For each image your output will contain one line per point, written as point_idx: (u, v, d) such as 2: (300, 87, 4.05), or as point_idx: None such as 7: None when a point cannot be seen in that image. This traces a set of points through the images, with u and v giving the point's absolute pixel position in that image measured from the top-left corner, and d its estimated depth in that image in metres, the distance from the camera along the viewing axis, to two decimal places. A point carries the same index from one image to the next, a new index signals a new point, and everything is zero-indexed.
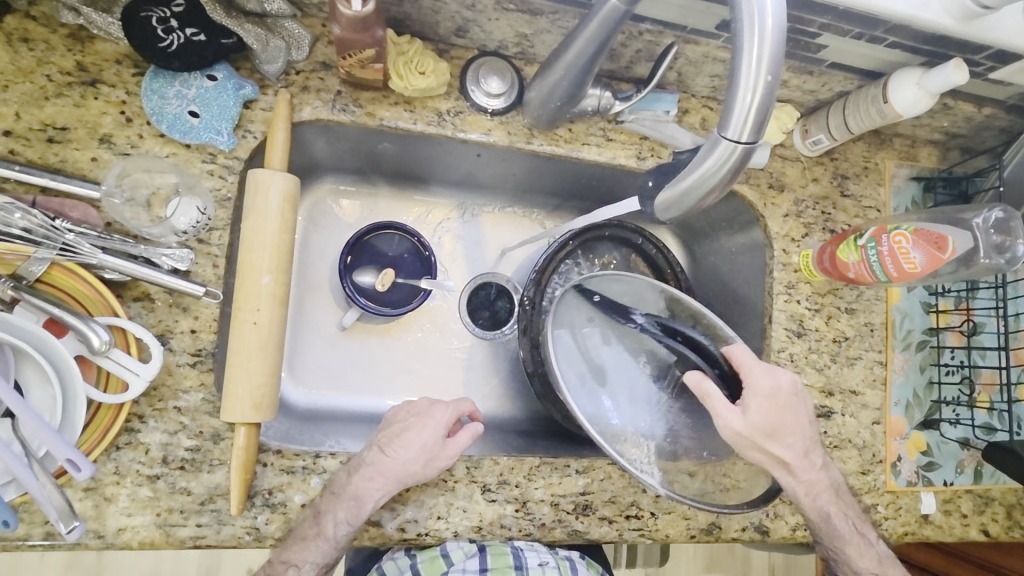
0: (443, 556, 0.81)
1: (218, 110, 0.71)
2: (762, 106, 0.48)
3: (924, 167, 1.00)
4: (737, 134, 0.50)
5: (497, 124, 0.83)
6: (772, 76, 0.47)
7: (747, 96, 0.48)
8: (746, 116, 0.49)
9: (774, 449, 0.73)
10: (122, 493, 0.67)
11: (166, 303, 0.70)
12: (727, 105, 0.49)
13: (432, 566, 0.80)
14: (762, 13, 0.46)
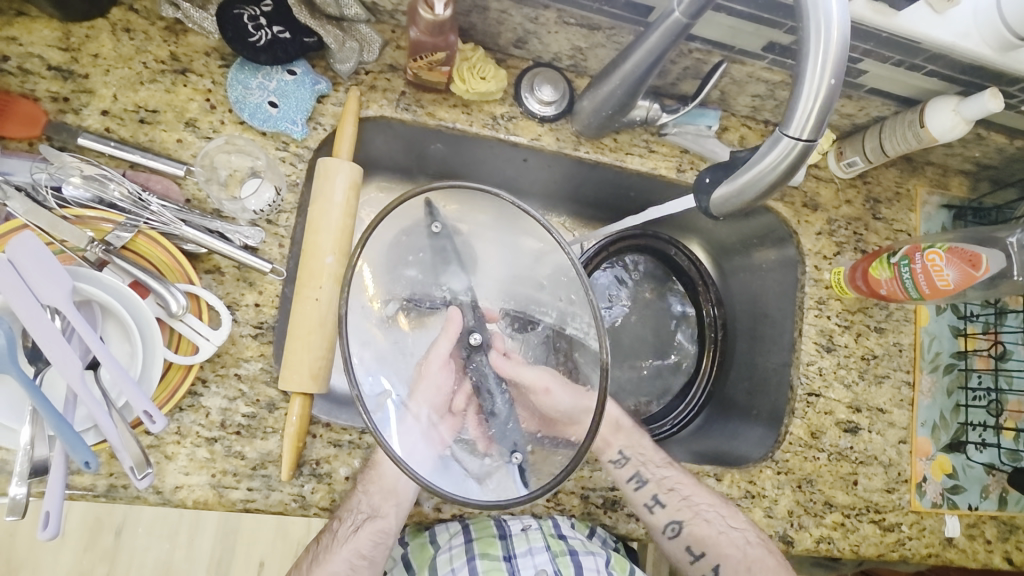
0: (431, 542, 0.85)
1: (295, 102, 0.77)
2: (822, 109, 0.52)
3: (954, 196, 1.03)
4: (797, 135, 0.54)
5: (547, 131, 0.88)
6: (834, 83, 0.51)
7: (809, 101, 0.52)
8: (807, 118, 0.53)
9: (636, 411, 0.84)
10: (181, 452, 0.70)
11: (234, 277, 0.74)
12: (789, 108, 0.53)
13: (422, 553, 0.85)
14: (829, 24, 0.50)
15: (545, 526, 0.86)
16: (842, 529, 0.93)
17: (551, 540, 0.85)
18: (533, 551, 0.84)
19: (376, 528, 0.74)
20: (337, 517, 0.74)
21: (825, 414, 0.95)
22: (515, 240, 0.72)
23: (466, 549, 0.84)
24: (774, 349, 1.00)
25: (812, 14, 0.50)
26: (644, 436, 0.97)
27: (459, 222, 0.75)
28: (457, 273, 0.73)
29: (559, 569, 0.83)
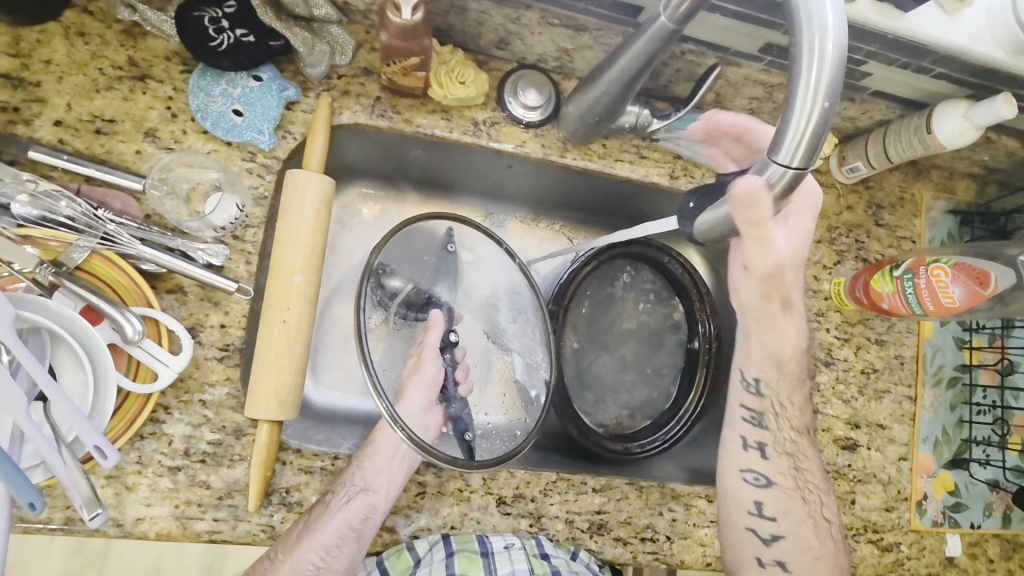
0: (409, 550, 0.76)
1: (261, 110, 0.73)
2: (815, 132, 0.47)
3: (961, 200, 0.98)
4: (787, 161, 0.49)
5: (532, 136, 0.83)
6: (828, 105, 0.46)
7: (799, 125, 0.47)
8: (798, 144, 0.48)
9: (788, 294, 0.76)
10: (143, 483, 0.67)
11: (198, 297, 0.71)
12: (779, 132, 0.49)
13: (399, 562, 0.76)
14: (824, 38, 0.45)
15: (528, 546, 0.78)
16: None
17: (535, 561, 0.77)
18: (515, 574, 0.75)
19: (368, 502, 0.72)
20: (332, 492, 0.72)
21: (821, 432, 0.91)
22: (504, 268, 0.88)
23: (445, 564, 0.75)
24: None
25: (806, 26, 0.46)
26: (634, 452, 0.94)
27: (462, 247, 0.89)
28: (447, 282, 0.89)
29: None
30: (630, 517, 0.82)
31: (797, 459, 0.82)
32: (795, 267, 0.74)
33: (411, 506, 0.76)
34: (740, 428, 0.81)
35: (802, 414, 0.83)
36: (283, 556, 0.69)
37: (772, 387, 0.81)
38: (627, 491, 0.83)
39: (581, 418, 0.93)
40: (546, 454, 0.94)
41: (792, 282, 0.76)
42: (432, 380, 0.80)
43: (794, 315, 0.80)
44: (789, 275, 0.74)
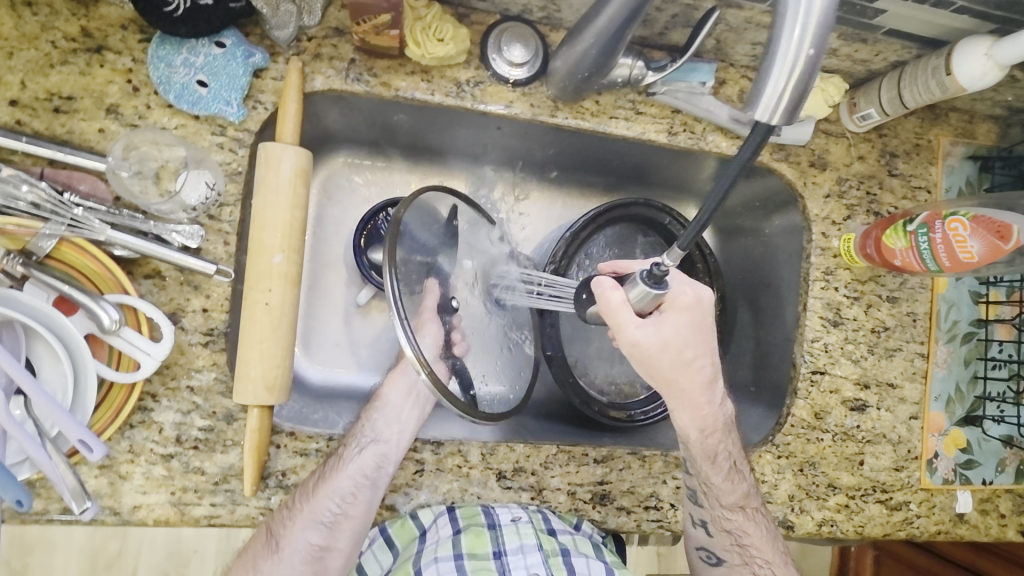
0: (413, 520, 0.76)
1: (227, 79, 0.68)
2: (799, 85, 0.43)
3: (982, 144, 0.92)
4: (767, 120, 0.44)
5: (520, 96, 0.78)
6: (812, 57, 0.42)
7: (781, 80, 0.43)
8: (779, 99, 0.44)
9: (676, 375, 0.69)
10: (136, 471, 0.66)
11: (177, 281, 0.68)
12: (755, 88, 0.44)
13: (404, 531, 0.76)
14: None
15: (535, 520, 0.77)
16: (846, 511, 0.88)
17: (542, 537, 0.75)
18: (524, 549, 0.74)
19: (380, 451, 0.73)
20: (344, 444, 0.73)
21: (830, 393, 0.89)
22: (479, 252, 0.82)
23: (452, 542, 0.73)
24: (778, 322, 0.93)
25: None
26: (637, 420, 0.91)
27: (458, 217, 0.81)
28: (448, 250, 0.77)
29: (552, 572, 0.75)
30: (633, 486, 0.81)
31: (739, 536, 0.77)
32: (674, 352, 0.66)
33: (410, 484, 0.75)
34: (687, 506, 0.79)
35: (733, 491, 0.77)
36: (300, 505, 0.68)
37: (693, 464, 0.76)
38: (629, 460, 0.81)
39: (582, 387, 0.89)
40: (548, 423, 0.93)
41: (680, 363, 0.68)
42: (436, 337, 0.70)
43: (691, 407, 0.72)
44: (667, 361, 0.67)
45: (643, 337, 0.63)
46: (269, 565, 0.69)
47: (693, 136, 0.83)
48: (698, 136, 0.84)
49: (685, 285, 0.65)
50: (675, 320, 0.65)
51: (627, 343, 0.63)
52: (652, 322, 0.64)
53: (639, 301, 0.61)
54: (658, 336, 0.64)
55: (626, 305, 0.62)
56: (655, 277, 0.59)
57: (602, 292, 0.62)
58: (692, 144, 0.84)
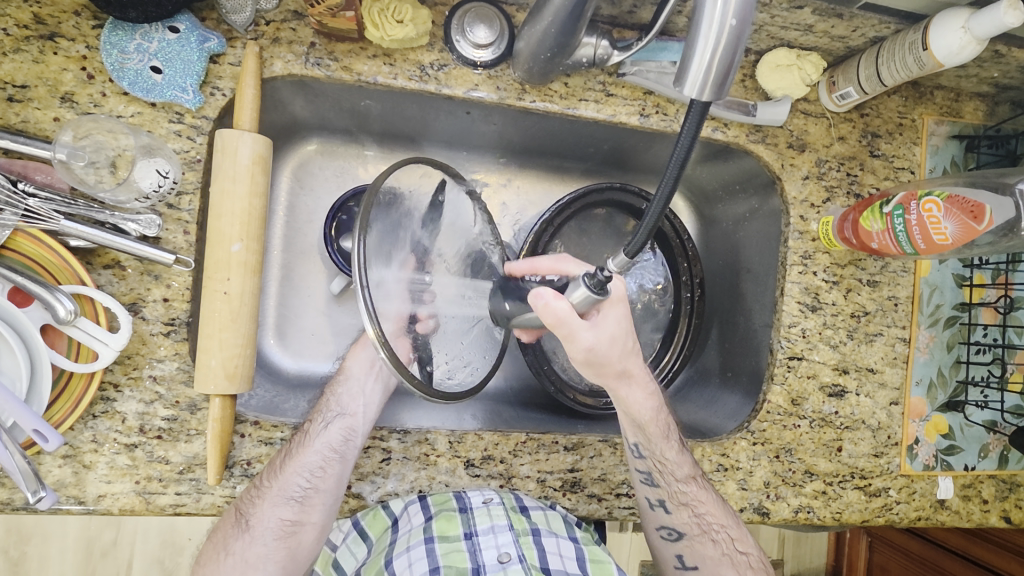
0: (385, 510, 0.76)
1: (182, 65, 0.67)
2: (726, 57, 0.42)
3: (968, 124, 0.89)
4: (698, 94, 0.43)
5: (485, 79, 0.77)
6: (736, 30, 0.42)
7: (708, 49, 0.42)
8: (710, 68, 0.43)
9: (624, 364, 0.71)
10: (100, 461, 0.67)
11: (137, 271, 0.67)
12: (684, 61, 0.44)
13: (376, 522, 0.76)
14: None
15: (507, 500, 0.75)
16: (823, 498, 0.87)
17: (514, 516, 0.74)
18: (495, 530, 0.72)
19: (347, 424, 0.73)
20: (309, 421, 0.73)
21: (808, 379, 0.88)
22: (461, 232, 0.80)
23: (423, 528, 0.72)
24: (756, 308, 0.92)
25: None
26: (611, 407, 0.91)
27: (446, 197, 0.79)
28: (428, 225, 0.76)
29: (524, 552, 0.72)
30: (605, 473, 0.80)
31: (695, 507, 0.77)
32: (621, 344, 0.68)
33: (377, 472, 0.75)
34: (641, 490, 0.78)
35: (684, 463, 0.77)
36: (268, 483, 0.69)
37: (645, 445, 0.76)
38: (600, 447, 0.81)
39: (557, 374, 0.88)
40: (523, 411, 0.93)
41: (624, 353, 0.70)
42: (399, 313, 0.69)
43: (638, 383, 0.74)
44: (616, 354, 0.68)
45: (593, 340, 0.64)
46: (240, 545, 0.68)
47: (665, 118, 0.81)
48: (671, 118, 0.82)
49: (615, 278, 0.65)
50: (614, 314, 0.65)
51: (581, 348, 0.64)
52: (597, 323, 0.64)
53: (583, 306, 0.61)
54: (603, 334, 0.65)
55: (574, 313, 0.61)
56: (598, 282, 0.58)
57: (548, 306, 0.60)
58: (665, 126, 0.82)
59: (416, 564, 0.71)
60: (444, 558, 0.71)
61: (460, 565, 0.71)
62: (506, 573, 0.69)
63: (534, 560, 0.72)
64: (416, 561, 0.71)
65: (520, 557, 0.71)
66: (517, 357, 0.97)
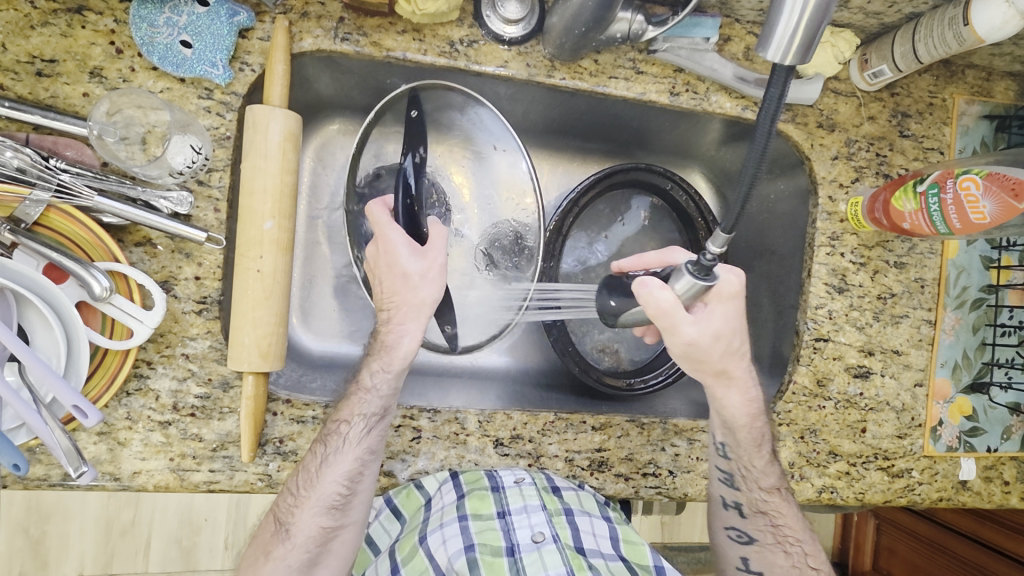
0: (418, 489, 0.76)
1: (211, 39, 0.66)
2: (812, 23, 0.42)
3: (999, 103, 0.88)
4: (782, 61, 0.43)
5: (515, 55, 0.76)
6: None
7: (794, 16, 0.42)
8: (795, 34, 0.43)
9: (733, 366, 0.73)
10: (135, 438, 0.67)
11: (168, 249, 0.67)
12: (767, 29, 0.44)
13: (410, 501, 0.76)
14: None
15: (538, 480, 0.75)
16: (847, 478, 0.88)
17: (546, 496, 0.74)
18: (528, 510, 0.72)
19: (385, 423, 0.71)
20: (345, 421, 0.70)
21: (833, 360, 0.88)
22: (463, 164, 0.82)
23: (456, 505, 0.72)
24: (782, 290, 0.92)
25: None
26: (635, 388, 0.90)
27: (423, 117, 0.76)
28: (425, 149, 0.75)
29: (557, 531, 0.72)
30: (632, 453, 0.81)
31: (773, 517, 0.77)
32: (724, 344, 0.70)
33: (407, 450, 0.75)
34: (717, 488, 0.79)
35: (770, 474, 0.78)
36: (306, 492, 0.68)
37: (733, 447, 0.77)
38: (627, 427, 0.81)
39: (582, 355, 0.87)
40: (548, 392, 0.93)
41: (728, 351, 0.71)
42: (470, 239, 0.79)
43: (737, 385, 0.74)
44: (718, 352, 0.70)
45: (696, 333, 0.66)
46: (281, 551, 0.69)
47: (695, 96, 0.80)
48: (701, 96, 0.81)
49: (730, 273, 0.67)
50: (722, 310, 0.67)
51: (682, 340, 0.67)
52: (700, 317, 0.67)
53: (686, 294, 0.62)
54: (708, 330, 0.67)
55: (677, 304, 0.62)
56: (703, 268, 0.58)
57: (651, 296, 0.62)
58: (694, 105, 0.81)
59: (451, 541, 0.71)
60: (478, 536, 0.72)
61: (494, 543, 0.71)
62: (540, 552, 0.70)
63: (567, 539, 0.72)
64: (450, 538, 0.72)
65: (554, 537, 0.71)
66: (541, 338, 0.97)
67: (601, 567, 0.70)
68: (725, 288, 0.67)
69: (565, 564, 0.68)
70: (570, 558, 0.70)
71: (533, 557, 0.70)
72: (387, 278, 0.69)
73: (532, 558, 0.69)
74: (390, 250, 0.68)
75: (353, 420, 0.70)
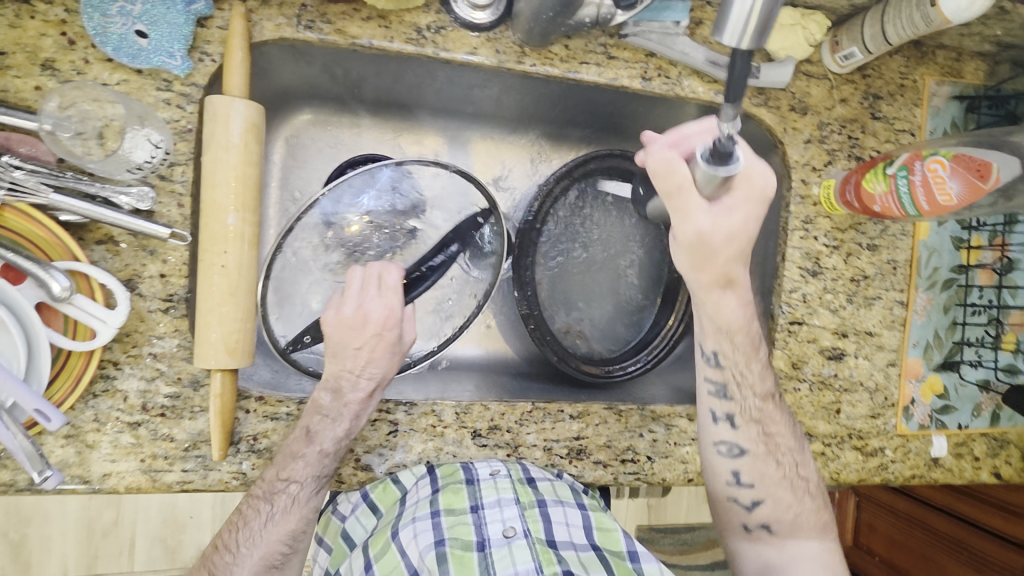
0: (394, 483, 0.74)
1: (167, 28, 0.64)
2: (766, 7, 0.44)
3: (969, 84, 0.88)
4: (737, 44, 0.45)
5: (484, 42, 0.74)
6: None
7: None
8: (748, 21, 0.44)
9: (741, 273, 0.68)
10: (104, 440, 0.66)
11: (131, 247, 0.66)
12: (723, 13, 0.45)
13: (386, 495, 0.74)
14: None
15: (513, 472, 0.74)
16: (822, 458, 0.89)
17: (520, 489, 0.72)
18: (501, 503, 0.70)
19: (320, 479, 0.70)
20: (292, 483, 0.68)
21: (808, 343, 0.89)
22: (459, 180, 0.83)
23: (430, 500, 0.70)
24: (756, 274, 0.93)
25: None
26: (614, 375, 0.91)
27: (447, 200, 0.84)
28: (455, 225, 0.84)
29: (530, 526, 0.69)
30: (609, 440, 0.81)
31: (764, 426, 0.76)
32: (737, 247, 0.64)
33: (384, 444, 0.75)
34: (706, 402, 0.76)
35: (765, 381, 0.76)
36: (247, 550, 0.69)
37: (723, 356, 0.73)
38: (605, 415, 0.81)
39: (559, 344, 0.87)
40: (527, 381, 0.94)
41: (739, 258, 0.66)
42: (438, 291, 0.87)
43: (737, 290, 0.70)
44: (727, 254, 0.64)
45: (709, 224, 0.62)
46: None
47: (667, 81, 0.79)
48: (674, 81, 0.80)
49: (759, 167, 0.61)
50: (742, 205, 0.62)
51: (693, 229, 0.62)
52: (720, 207, 0.62)
53: (706, 180, 0.59)
54: (726, 225, 0.62)
55: (692, 185, 0.60)
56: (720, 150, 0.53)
57: (670, 167, 0.59)
58: (667, 90, 0.80)
59: (422, 535, 0.68)
60: (449, 532, 0.68)
61: (465, 537, 0.67)
62: (510, 547, 0.66)
63: (540, 533, 0.68)
64: (420, 531, 0.68)
65: (526, 532, 0.67)
66: (519, 329, 0.98)
67: (571, 560, 0.66)
68: (759, 186, 0.61)
69: (534, 559, 0.64)
70: (539, 553, 0.65)
71: (502, 553, 0.65)
72: (367, 348, 0.70)
73: (501, 553, 0.65)
74: (390, 322, 0.71)
75: (306, 482, 0.69)
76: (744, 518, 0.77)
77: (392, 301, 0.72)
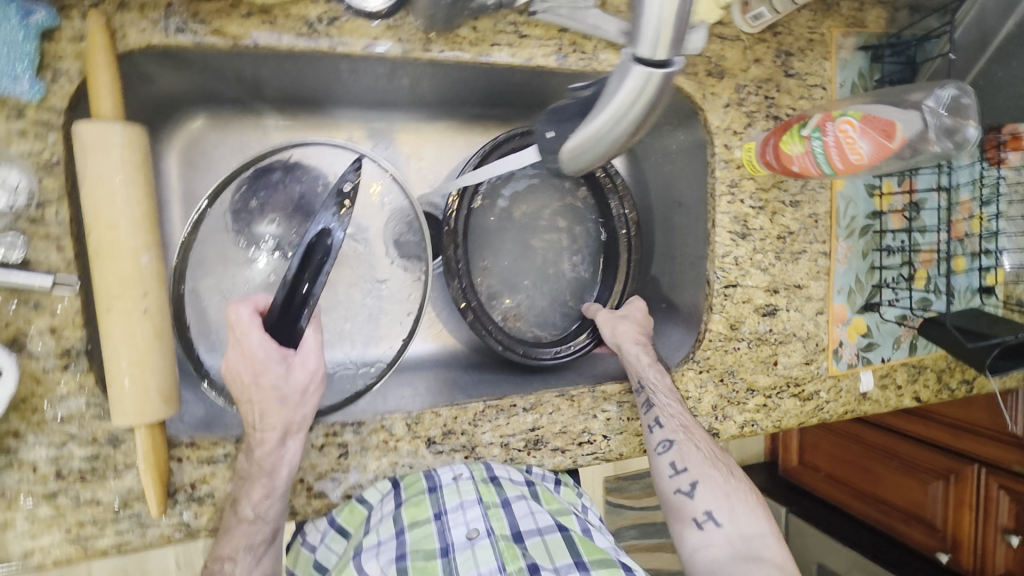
0: (361, 503, 0.72)
1: (6, 48, 0.55)
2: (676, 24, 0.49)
3: (872, 33, 0.90)
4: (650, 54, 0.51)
5: (385, 31, 0.68)
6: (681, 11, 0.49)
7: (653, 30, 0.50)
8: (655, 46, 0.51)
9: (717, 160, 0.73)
10: (18, 517, 0.60)
11: (10, 303, 0.58)
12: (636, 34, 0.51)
13: (353, 517, 0.71)
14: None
15: (476, 472, 0.74)
16: (765, 409, 0.94)
17: (482, 488, 0.73)
18: (464, 505, 0.71)
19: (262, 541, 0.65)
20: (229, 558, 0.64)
21: (743, 304, 0.91)
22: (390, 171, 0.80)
23: (393, 518, 0.69)
24: (689, 240, 0.94)
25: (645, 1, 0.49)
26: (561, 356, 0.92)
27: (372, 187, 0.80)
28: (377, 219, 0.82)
29: (491, 524, 0.72)
30: (564, 426, 0.81)
31: (689, 426, 0.81)
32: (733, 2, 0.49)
33: (336, 468, 0.72)
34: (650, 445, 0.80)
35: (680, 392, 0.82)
36: None
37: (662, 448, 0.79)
38: (558, 403, 0.81)
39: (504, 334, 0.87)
40: (477, 374, 0.92)
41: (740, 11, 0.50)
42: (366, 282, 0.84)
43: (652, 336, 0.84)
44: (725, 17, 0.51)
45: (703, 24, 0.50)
46: None
47: (583, 57, 0.76)
48: (590, 56, 0.77)
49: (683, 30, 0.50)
50: None
51: None
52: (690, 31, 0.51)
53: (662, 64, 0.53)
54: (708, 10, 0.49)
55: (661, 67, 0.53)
56: None
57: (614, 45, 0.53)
58: (583, 65, 0.77)
59: (385, 554, 0.67)
60: (412, 544, 0.68)
61: (427, 547, 0.68)
62: (474, 549, 0.69)
63: (503, 529, 0.72)
64: (382, 550, 0.67)
65: (489, 531, 0.71)
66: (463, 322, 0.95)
67: (536, 551, 0.69)
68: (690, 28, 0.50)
69: (497, 558, 0.68)
70: (503, 550, 0.69)
71: (466, 555, 0.68)
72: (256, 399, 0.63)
73: (465, 556, 0.68)
74: (256, 365, 0.62)
75: (238, 556, 0.64)
76: (692, 509, 0.75)
77: (252, 344, 0.62)
